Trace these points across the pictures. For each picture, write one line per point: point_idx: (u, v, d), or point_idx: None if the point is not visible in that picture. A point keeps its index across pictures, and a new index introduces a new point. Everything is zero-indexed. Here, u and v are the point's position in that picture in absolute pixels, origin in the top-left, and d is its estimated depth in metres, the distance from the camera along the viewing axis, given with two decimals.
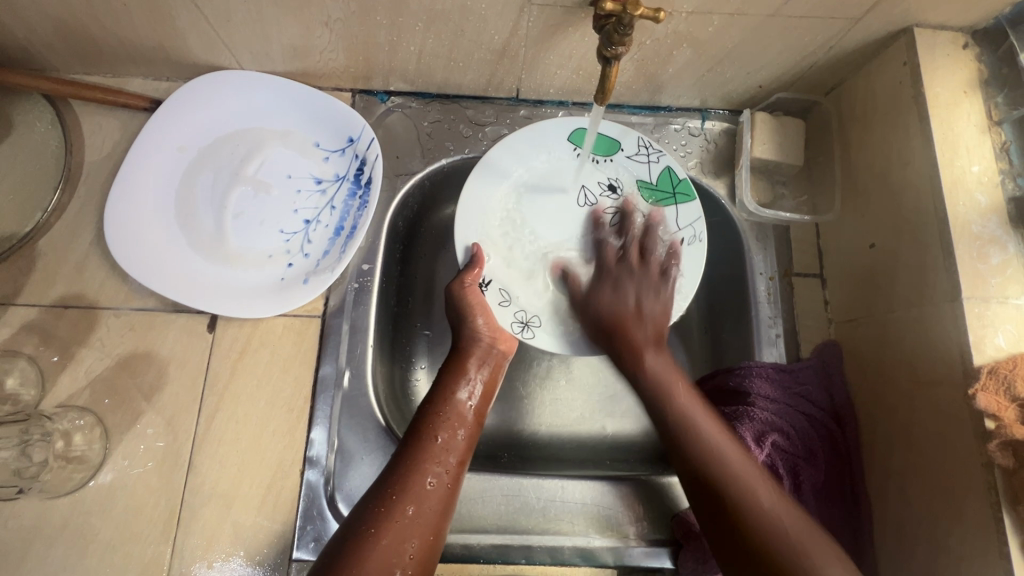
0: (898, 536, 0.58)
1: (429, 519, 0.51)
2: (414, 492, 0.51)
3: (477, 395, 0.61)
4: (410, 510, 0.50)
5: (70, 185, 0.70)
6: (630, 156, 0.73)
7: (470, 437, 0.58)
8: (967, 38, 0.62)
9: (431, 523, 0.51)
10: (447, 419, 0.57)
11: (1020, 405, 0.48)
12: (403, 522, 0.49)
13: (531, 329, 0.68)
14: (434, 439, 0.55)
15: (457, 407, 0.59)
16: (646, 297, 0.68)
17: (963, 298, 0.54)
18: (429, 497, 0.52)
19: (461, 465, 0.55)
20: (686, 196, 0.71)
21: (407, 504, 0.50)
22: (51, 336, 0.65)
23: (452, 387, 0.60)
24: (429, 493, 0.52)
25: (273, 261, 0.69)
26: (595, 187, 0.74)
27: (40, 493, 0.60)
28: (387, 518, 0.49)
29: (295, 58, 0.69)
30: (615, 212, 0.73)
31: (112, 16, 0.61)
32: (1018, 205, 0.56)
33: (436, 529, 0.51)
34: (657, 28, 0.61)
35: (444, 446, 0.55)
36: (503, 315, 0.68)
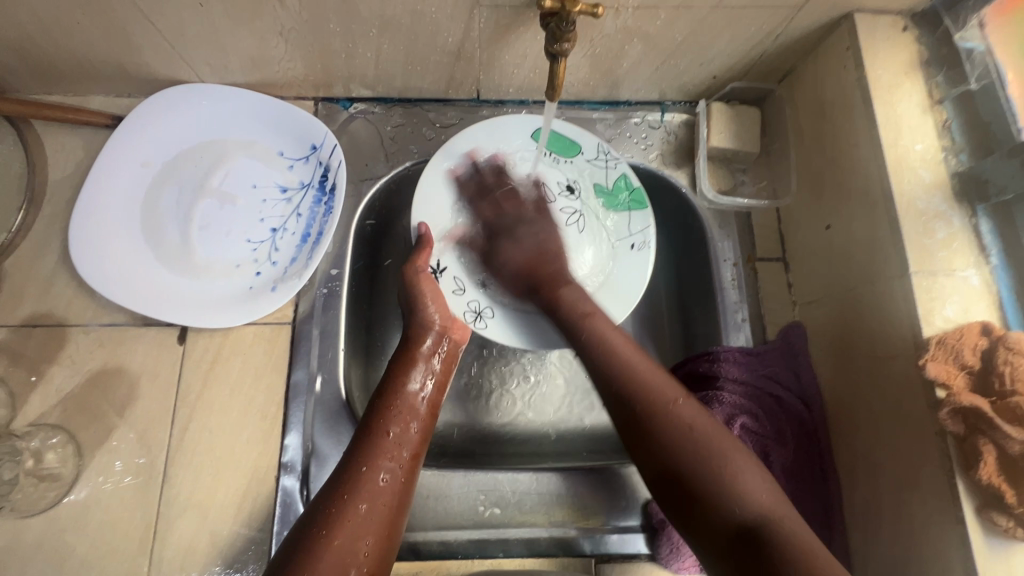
0: (864, 506, 0.60)
1: (382, 516, 0.51)
2: (366, 490, 0.51)
3: (430, 383, 0.61)
4: (363, 506, 0.50)
5: (34, 204, 0.70)
6: (589, 160, 0.75)
7: (423, 430, 0.58)
8: (907, 22, 0.64)
9: (384, 518, 0.51)
10: (399, 412, 0.57)
11: (967, 372, 0.51)
12: (357, 520, 0.49)
13: (483, 319, 0.68)
14: (387, 434, 0.55)
15: (409, 399, 0.58)
16: (518, 240, 0.69)
17: (911, 272, 0.55)
18: (382, 493, 0.52)
19: (415, 458, 0.56)
20: (638, 204, 0.73)
21: (359, 502, 0.50)
22: (21, 357, 0.65)
23: (403, 378, 0.60)
24: (382, 489, 0.52)
25: (240, 270, 0.70)
26: (554, 186, 0.74)
27: (13, 512, 0.60)
28: (340, 518, 0.49)
29: (254, 68, 0.70)
30: (572, 211, 0.74)
31: (67, 34, 0.62)
32: (962, 179, 0.58)
33: (390, 523, 0.51)
34: (607, 24, 0.62)
35: (397, 441, 0.55)
36: (456, 303, 0.68)
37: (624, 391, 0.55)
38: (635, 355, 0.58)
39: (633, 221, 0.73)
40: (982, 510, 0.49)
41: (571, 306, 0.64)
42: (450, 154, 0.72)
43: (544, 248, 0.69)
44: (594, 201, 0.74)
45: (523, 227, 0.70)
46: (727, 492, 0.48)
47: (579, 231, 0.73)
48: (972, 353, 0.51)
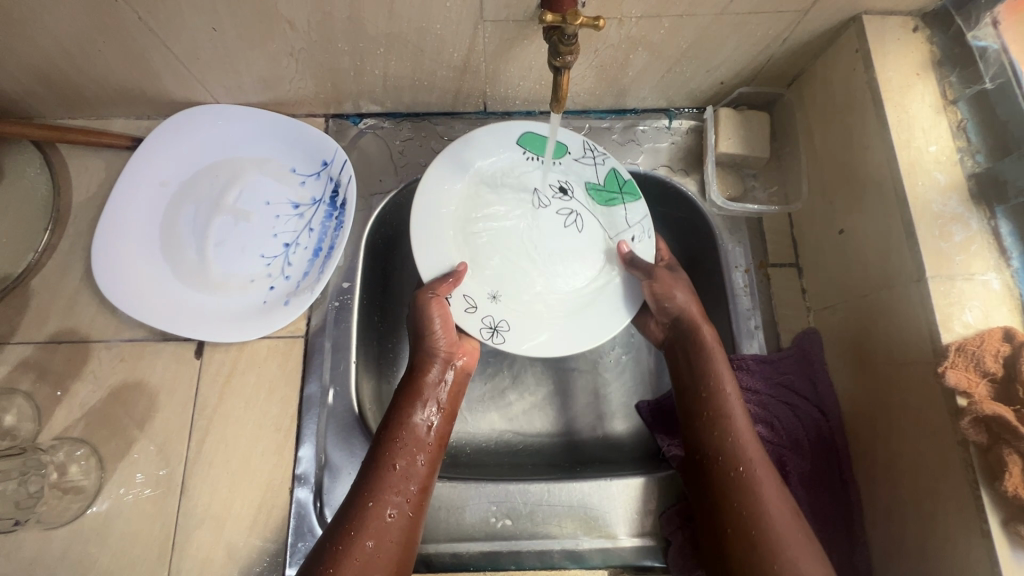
0: (885, 518, 0.58)
1: (389, 552, 0.53)
2: (373, 525, 0.53)
3: (438, 414, 0.62)
4: (369, 544, 0.53)
5: (59, 224, 0.73)
6: (576, 159, 0.74)
7: (430, 463, 0.59)
8: (918, 22, 0.62)
9: (392, 553, 0.53)
10: (404, 446, 0.58)
11: (989, 380, 0.49)
12: (363, 558, 0.52)
13: (500, 333, 0.69)
14: (392, 468, 0.57)
15: (414, 430, 0.60)
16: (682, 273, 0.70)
17: (927, 278, 0.54)
18: (388, 528, 0.54)
19: (422, 492, 0.57)
20: (632, 195, 0.74)
21: (366, 539, 0.53)
22: (46, 372, 0.67)
23: (408, 410, 0.61)
24: (390, 523, 0.54)
25: (255, 285, 0.71)
26: (547, 189, 0.75)
27: (39, 524, 0.61)
28: (346, 555, 0.51)
29: (267, 88, 0.72)
30: (568, 212, 0.75)
31: (88, 61, 0.64)
32: (979, 180, 0.57)
33: (398, 557, 0.54)
34: (611, 34, 0.62)
35: (403, 474, 0.57)
36: (470, 322, 0.68)
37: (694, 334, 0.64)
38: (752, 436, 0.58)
39: (629, 214, 0.74)
40: (1009, 523, 0.47)
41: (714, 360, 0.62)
42: (450, 157, 0.71)
43: (688, 304, 0.66)
44: (589, 202, 0.75)
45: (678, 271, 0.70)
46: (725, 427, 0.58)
47: (577, 232, 0.74)
48: (994, 360, 0.49)
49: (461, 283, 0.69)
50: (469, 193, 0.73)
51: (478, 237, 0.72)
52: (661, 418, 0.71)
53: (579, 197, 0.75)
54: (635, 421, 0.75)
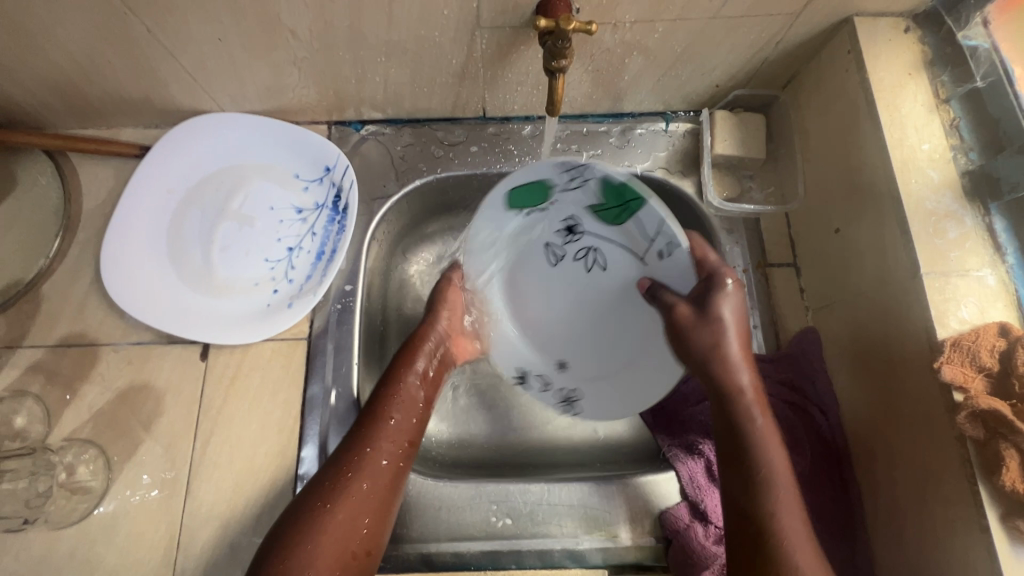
0: (887, 515, 0.58)
1: (380, 495, 0.57)
2: (368, 468, 0.57)
3: (429, 374, 0.66)
4: (365, 485, 0.56)
5: (69, 231, 0.74)
6: (563, 189, 0.66)
7: (420, 419, 0.63)
8: (909, 23, 0.63)
9: (382, 497, 0.57)
10: (401, 402, 0.62)
11: (985, 375, 0.49)
12: (358, 497, 0.55)
13: (574, 405, 0.73)
14: (389, 419, 0.60)
15: (411, 387, 0.64)
16: (727, 305, 0.63)
17: (922, 274, 0.54)
18: (381, 471, 0.57)
19: (411, 446, 0.61)
20: (637, 202, 0.63)
21: (362, 481, 0.56)
22: (55, 375, 0.69)
23: (407, 365, 0.65)
24: (381, 466, 0.58)
25: (259, 288, 0.73)
26: (556, 237, 0.70)
27: (48, 523, 0.63)
28: (343, 495, 0.55)
29: (271, 97, 0.73)
30: (585, 254, 0.70)
31: (98, 72, 0.67)
32: (973, 178, 0.57)
33: (386, 502, 0.57)
34: (605, 39, 0.63)
35: (397, 427, 0.60)
36: (548, 398, 0.74)
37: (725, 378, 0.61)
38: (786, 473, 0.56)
39: (645, 225, 0.64)
40: (1007, 518, 0.47)
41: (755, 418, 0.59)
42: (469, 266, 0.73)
43: (725, 341, 0.62)
44: (600, 227, 0.67)
45: (724, 305, 0.63)
46: (767, 490, 0.55)
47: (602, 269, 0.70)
48: (990, 355, 0.49)
49: (529, 362, 0.74)
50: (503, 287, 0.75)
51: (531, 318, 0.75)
52: (663, 419, 0.72)
53: (590, 228, 0.68)
54: (636, 423, 0.75)
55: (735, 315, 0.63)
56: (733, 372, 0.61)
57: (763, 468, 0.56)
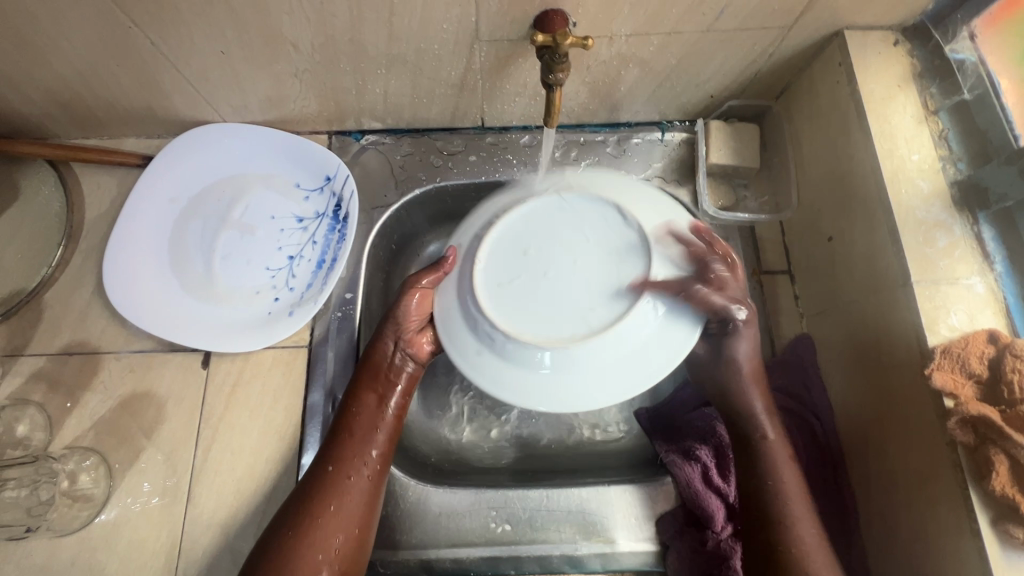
0: (880, 518, 0.59)
1: (352, 513, 0.57)
2: (334, 490, 0.57)
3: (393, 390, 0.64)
4: (332, 505, 0.57)
5: (72, 240, 0.75)
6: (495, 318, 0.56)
7: (389, 432, 0.62)
8: (898, 36, 0.65)
9: (355, 516, 0.57)
10: (362, 417, 0.61)
11: (975, 381, 0.50)
12: (326, 517, 0.56)
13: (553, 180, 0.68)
14: (351, 436, 0.60)
15: (371, 405, 0.62)
16: (741, 344, 0.63)
17: (913, 282, 0.55)
18: (347, 492, 0.58)
19: (383, 459, 0.61)
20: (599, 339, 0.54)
21: (329, 502, 0.57)
22: (58, 383, 0.69)
23: (367, 384, 0.63)
24: (349, 485, 0.58)
25: (260, 296, 0.74)
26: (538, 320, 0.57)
27: (49, 531, 0.63)
28: (312, 516, 0.56)
29: (272, 107, 0.74)
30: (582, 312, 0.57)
31: (102, 83, 0.68)
32: (961, 187, 0.58)
33: (362, 519, 0.58)
34: (601, 51, 0.65)
35: (361, 443, 0.60)
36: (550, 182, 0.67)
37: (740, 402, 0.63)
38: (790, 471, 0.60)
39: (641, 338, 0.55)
40: (998, 522, 0.47)
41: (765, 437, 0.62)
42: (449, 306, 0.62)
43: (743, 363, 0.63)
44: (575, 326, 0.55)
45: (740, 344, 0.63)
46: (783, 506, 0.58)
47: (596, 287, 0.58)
48: (979, 362, 0.50)
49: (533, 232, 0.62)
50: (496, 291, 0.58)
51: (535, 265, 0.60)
52: (660, 424, 0.73)
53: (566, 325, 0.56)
54: (635, 428, 0.76)
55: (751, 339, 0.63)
56: (744, 398, 0.63)
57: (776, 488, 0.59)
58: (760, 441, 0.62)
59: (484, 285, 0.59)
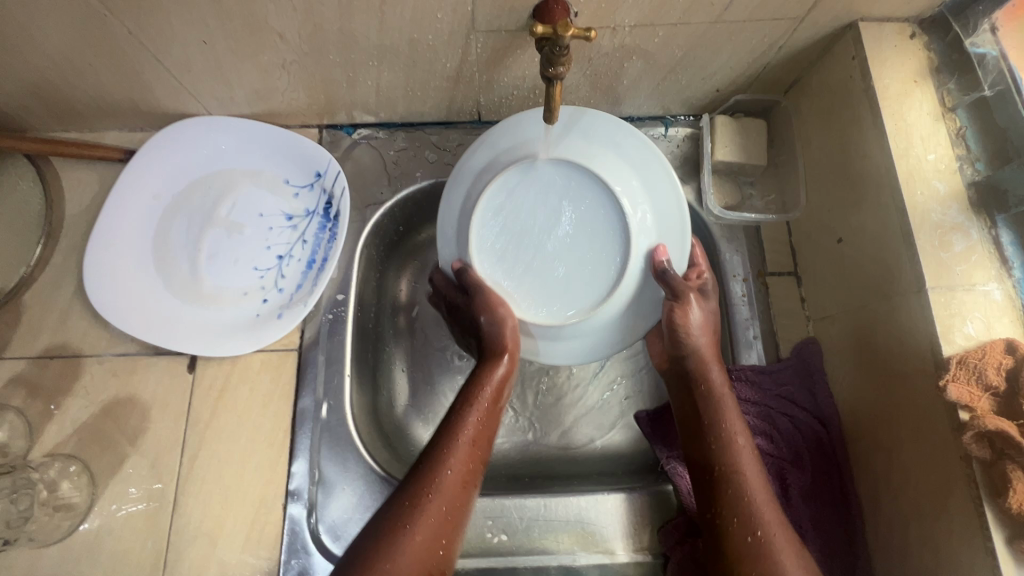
0: (888, 530, 0.57)
1: (449, 508, 0.52)
2: (431, 485, 0.53)
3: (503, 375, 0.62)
4: (434, 497, 0.52)
5: (52, 238, 0.72)
6: None
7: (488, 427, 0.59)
8: (915, 29, 0.62)
9: (449, 515, 0.52)
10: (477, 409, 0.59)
11: (992, 394, 0.48)
12: (430, 509, 0.51)
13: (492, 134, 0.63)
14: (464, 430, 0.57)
15: (484, 393, 0.60)
16: (695, 315, 0.62)
17: (928, 288, 0.53)
18: (450, 488, 0.53)
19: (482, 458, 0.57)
20: None
21: (433, 494, 0.52)
22: (38, 388, 0.66)
23: (483, 376, 0.61)
24: (449, 481, 0.53)
25: (248, 298, 0.71)
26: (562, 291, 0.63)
27: (31, 542, 0.61)
28: (416, 508, 0.51)
29: (259, 100, 0.71)
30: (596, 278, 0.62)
31: (78, 74, 0.64)
32: (980, 189, 0.56)
33: (455, 518, 0.52)
34: (604, 43, 0.62)
35: (470, 435, 0.57)
36: (504, 143, 0.62)
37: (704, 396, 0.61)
38: (757, 477, 0.55)
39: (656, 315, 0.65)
40: (1013, 541, 0.46)
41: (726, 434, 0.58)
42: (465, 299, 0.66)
43: (709, 365, 0.62)
44: None
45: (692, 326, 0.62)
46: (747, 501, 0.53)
47: (601, 252, 0.62)
48: (997, 373, 0.48)
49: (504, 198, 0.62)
50: (514, 281, 0.63)
51: (523, 238, 0.63)
52: (661, 428, 0.70)
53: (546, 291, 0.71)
54: (635, 432, 0.74)
55: (699, 320, 0.62)
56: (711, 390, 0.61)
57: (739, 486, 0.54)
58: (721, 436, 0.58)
59: (494, 275, 0.63)
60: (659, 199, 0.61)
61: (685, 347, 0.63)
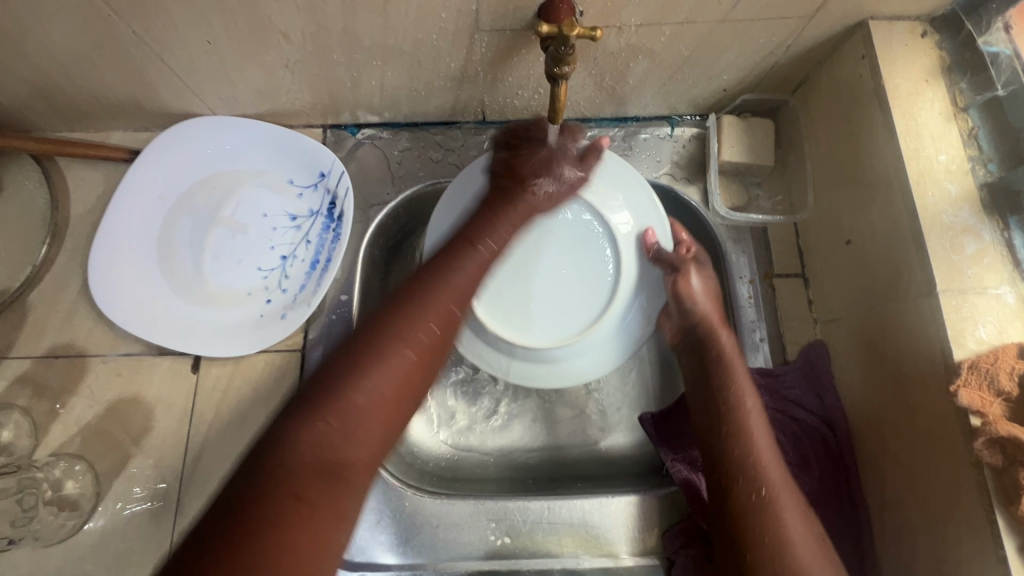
0: (898, 537, 0.56)
1: (441, 329, 0.53)
2: (426, 304, 0.53)
3: (549, 191, 0.65)
4: (432, 324, 0.52)
5: (57, 237, 0.72)
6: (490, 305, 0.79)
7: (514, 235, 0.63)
8: (926, 27, 0.61)
9: (435, 345, 0.52)
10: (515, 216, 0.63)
11: (1005, 399, 0.47)
12: (422, 326, 0.51)
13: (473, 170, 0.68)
14: (482, 246, 0.59)
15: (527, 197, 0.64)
16: (697, 283, 0.66)
17: (938, 291, 0.52)
18: (443, 311, 0.53)
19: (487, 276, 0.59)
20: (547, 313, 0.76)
21: (429, 319, 0.52)
22: (43, 388, 0.67)
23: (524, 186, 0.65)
24: (443, 303, 0.53)
25: (251, 298, 0.71)
26: (561, 307, 0.65)
27: (36, 541, 0.61)
28: (408, 318, 0.51)
29: (263, 100, 0.71)
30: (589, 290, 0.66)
31: (83, 75, 0.64)
32: (992, 190, 0.55)
33: (440, 343, 0.52)
34: (609, 42, 0.61)
35: (490, 250, 0.60)
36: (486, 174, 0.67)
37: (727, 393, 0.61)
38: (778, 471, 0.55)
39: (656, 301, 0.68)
40: None
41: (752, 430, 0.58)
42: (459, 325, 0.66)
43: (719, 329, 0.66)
44: None
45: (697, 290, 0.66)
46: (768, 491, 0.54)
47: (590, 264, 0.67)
48: (1010, 378, 0.47)
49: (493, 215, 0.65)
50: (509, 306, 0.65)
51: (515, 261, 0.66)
52: (665, 431, 0.69)
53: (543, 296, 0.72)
54: (639, 435, 0.73)
55: (705, 286, 0.67)
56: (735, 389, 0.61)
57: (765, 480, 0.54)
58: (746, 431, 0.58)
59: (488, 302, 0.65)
60: (635, 199, 0.68)
61: (695, 316, 0.66)
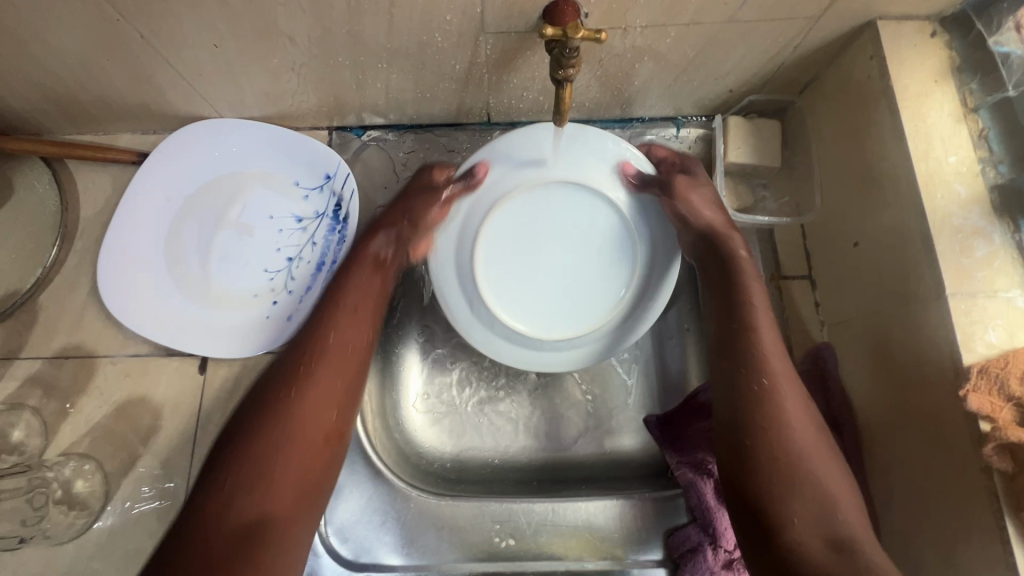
0: (907, 543, 0.55)
1: (333, 373, 0.59)
2: (314, 355, 0.59)
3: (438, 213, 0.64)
4: (319, 367, 0.58)
5: (67, 239, 0.73)
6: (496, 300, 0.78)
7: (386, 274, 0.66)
8: (935, 27, 0.60)
9: (335, 387, 0.58)
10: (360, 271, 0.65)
11: (1015, 404, 0.46)
12: (313, 379, 0.58)
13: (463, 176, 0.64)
14: (349, 291, 0.63)
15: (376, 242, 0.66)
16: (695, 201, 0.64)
17: (948, 295, 0.51)
18: (331, 356, 0.59)
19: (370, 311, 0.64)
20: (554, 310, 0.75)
21: (317, 364, 0.58)
22: (53, 388, 0.68)
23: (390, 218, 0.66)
24: (331, 350, 0.59)
25: (258, 300, 0.71)
26: (589, 296, 0.65)
27: (47, 540, 0.62)
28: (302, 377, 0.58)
29: (270, 102, 0.71)
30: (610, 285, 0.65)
31: (92, 79, 0.65)
32: (1003, 192, 0.54)
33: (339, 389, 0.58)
34: (615, 44, 0.61)
35: (359, 290, 0.64)
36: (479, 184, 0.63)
37: (757, 377, 0.57)
38: (819, 456, 0.53)
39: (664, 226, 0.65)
40: None
41: (790, 419, 0.54)
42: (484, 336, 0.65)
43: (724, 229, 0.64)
44: None
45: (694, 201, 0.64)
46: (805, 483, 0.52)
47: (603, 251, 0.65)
48: (1020, 384, 0.46)
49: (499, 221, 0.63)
50: (533, 306, 0.65)
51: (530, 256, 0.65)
52: (671, 435, 0.69)
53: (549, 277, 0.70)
54: (645, 438, 0.73)
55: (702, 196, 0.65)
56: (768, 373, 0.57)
57: (807, 476, 0.52)
58: (781, 421, 0.54)
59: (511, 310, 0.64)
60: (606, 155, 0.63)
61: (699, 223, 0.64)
